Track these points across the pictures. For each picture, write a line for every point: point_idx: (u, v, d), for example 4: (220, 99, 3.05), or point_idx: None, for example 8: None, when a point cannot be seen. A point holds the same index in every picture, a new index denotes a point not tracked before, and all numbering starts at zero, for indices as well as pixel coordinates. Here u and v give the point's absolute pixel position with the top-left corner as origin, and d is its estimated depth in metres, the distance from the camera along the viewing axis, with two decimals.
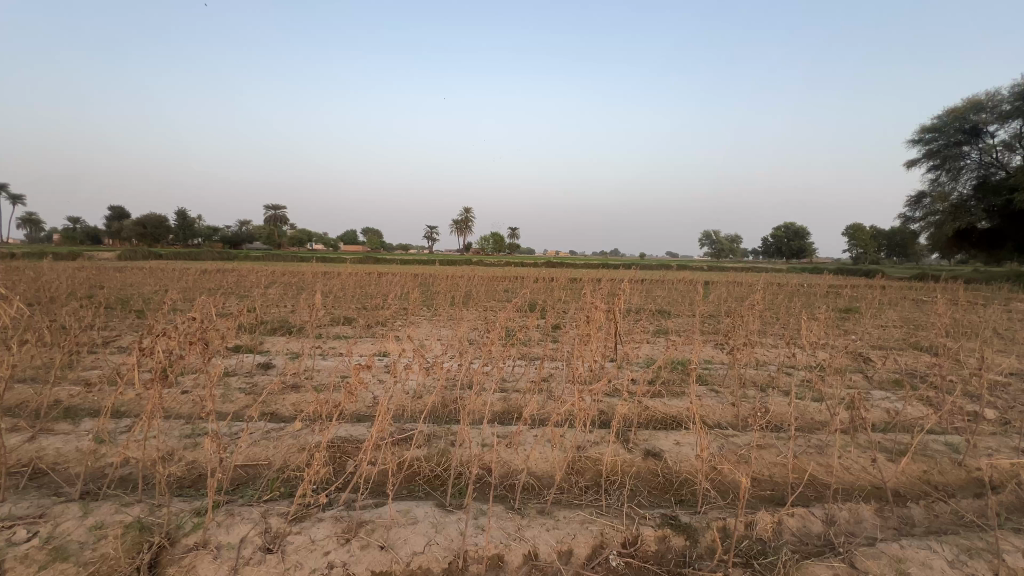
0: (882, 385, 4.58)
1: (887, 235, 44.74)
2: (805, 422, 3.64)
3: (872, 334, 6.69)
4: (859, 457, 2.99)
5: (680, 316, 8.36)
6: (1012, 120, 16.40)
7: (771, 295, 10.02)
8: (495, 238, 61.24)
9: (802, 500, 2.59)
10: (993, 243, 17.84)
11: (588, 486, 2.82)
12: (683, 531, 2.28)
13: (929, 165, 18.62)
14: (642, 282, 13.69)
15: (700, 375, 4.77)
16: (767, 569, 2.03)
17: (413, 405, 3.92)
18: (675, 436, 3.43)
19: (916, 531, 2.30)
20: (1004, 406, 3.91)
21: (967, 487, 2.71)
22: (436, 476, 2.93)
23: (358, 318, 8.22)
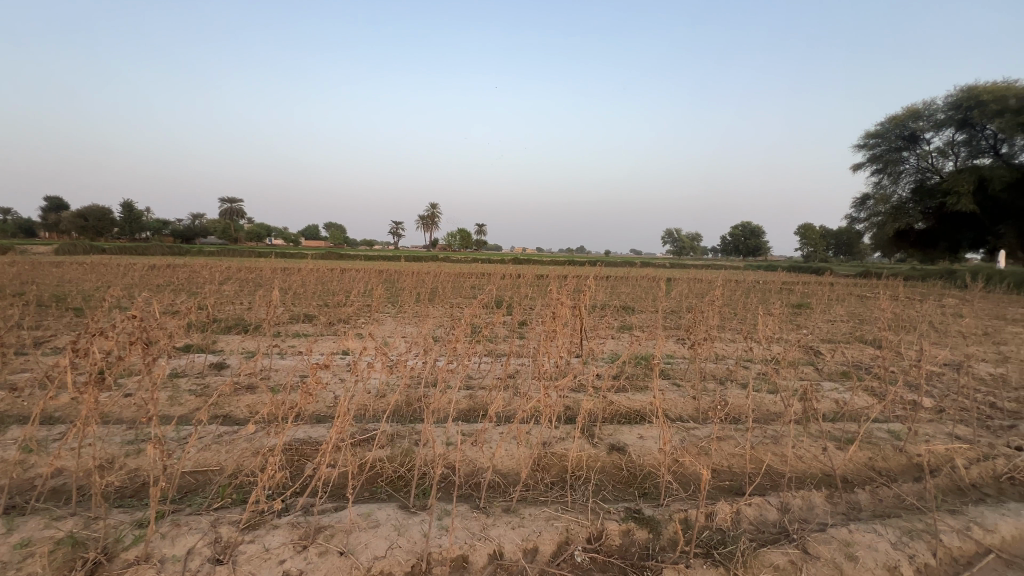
0: (831, 376, 4.82)
1: (835, 235, 47.15)
2: (761, 414, 3.78)
3: (822, 328, 7.04)
4: (810, 446, 3.12)
5: (643, 312, 8.51)
6: (946, 128, 17.57)
7: (729, 293, 10.36)
8: (461, 235, 60.46)
9: (758, 490, 2.67)
10: (929, 242, 19.08)
11: (553, 482, 2.81)
12: (646, 524, 2.30)
13: (873, 169, 19.74)
14: (607, 277, 13.89)
15: (663, 369, 4.87)
16: (726, 559, 2.07)
17: (375, 405, 3.82)
18: (639, 430, 3.49)
19: (862, 515, 2.41)
20: (940, 394, 4.18)
21: (907, 472, 2.88)
22: (399, 477, 2.86)
23: (319, 316, 7.96)
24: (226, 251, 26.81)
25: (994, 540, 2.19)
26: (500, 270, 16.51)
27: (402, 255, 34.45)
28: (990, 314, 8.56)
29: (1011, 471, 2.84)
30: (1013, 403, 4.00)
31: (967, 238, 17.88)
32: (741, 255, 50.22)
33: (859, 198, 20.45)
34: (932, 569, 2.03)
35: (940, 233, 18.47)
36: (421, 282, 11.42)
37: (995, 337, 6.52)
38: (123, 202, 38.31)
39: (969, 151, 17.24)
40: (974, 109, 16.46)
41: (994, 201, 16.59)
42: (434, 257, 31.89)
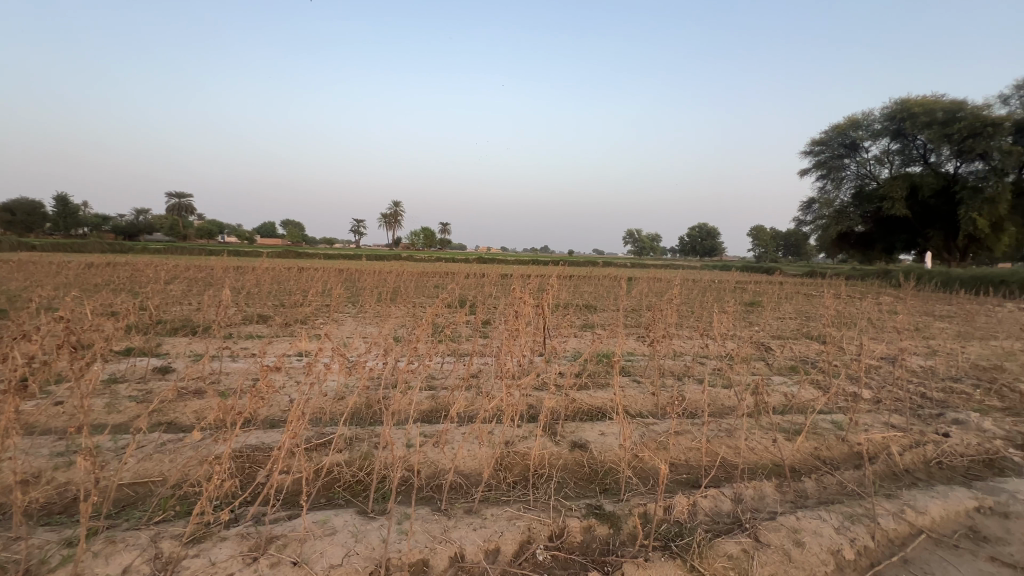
0: (780, 371, 5.05)
1: (785, 236, 49.64)
2: (716, 408, 3.92)
3: (772, 325, 7.38)
4: (762, 438, 3.25)
5: (605, 310, 8.67)
6: (882, 137, 18.83)
7: (687, 292, 10.71)
8: (425, 234, 59.72)
9: (713, 482, 2.76)
10: (868, 244, 20.38)
11: (516, 481, 2.81)
12: (607, 520, 2.33)
13: (818, 174, 20.93)
14: (570, 277, 14.06)
15: (624, 366, 4.97)
16: (684, 549, 2.12)
17: (333, 408, 3.70)
18: (600, 427, 3.53)
19: (809, 503, 2.53)
20: (877, 385, 4.46)
21: (849, 460, 3.05)
22: (357, 481, 2.77)
23: (274, 317, 7.65)
24: (175, 249, 25.45)
25: (925, 521, 2.35)
26: (464, 270, 16.43)
27: (364, 254, 33.76)
28: (920, 310, 9.25)
29: (939, 456, 3.06)
30: (941, 393, 4.32)
31: (901, 241, 19.22)
32: (698, 255, 52.08)
33: (805, 202, 21.63)
34: (871, 551, 2.15)
35: (877, 235, 19.79)
36: (382, 281, 11.18)
37: (925, 332, 7.04)
38: (57, 196, 35.62)
39: (902, 159, 18.54)
40: (906, 120, 17.71)
41: (923, 206, 17.94)
42: (398, 256, 31.40)
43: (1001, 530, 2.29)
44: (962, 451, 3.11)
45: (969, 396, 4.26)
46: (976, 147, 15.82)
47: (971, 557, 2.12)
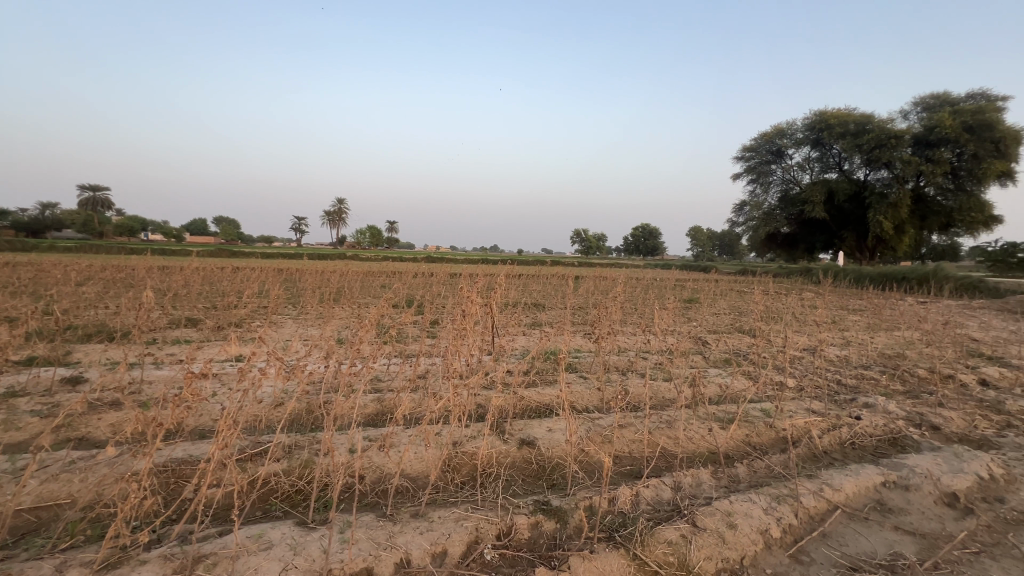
0: (716, 363, 5.35)
1: (720, 237, 52.69)
2: (658, 400, 4.08)
3: (709, 321, 7.81)
4: (699, 427, 3.42)
5: (553, 308, 8.82)
6: (804, 145, 20.41)
7: (630, 290, 11.10)
8: (371, 233, 58.13)
9: (654, 471, 2.88)
10: (792, 244, 22.04)
11: (464, 482, 2.79)
12: (554, 515, 2.36)
13: (748, 179, 22.38)
14: (519, 276, 14.15)
15: (571, 363, 5.07)
16: (627, 539, 2.18)
17: (270, 415, 3.50)
18: (548, 423, 3.58)
19: (741, 486, 2.69)
20: (800, 374, 4.84)
21: (776, 445, 3.27)
22: (297, 491, 2.64)
23: (205, 320, 7.16)
24: (89, 247, 23.24)
25: (841, 497, 2.56)
26: (411, 269, 16.14)
27: (306, 255, 32.35)
28: (836, 305, 10.12)
29: (852, 437, 3.36)
30: (853, 379, 4.75)
31: (820, 241, 20.91)
32: (641, 254, 54.20)
33: (738, 204, 23.07)
34: (795, 528, 2.32)
35: (800, 236, 21.43)
36: (325, 281, 10.75)
37: (840, 325, 7.71)
38: None
39: (821, 166, 20.18)
40: (824, 131, 19.31)
41: (839, 210, 19.62)
42: (342, 254, 30.15)
43: (903, 502, 2.55)
44: (871, 432, 3.43)
45: (877, 381, 4.70)
46: (882, 156, 17.49)
47: (879, 528, 2.34)
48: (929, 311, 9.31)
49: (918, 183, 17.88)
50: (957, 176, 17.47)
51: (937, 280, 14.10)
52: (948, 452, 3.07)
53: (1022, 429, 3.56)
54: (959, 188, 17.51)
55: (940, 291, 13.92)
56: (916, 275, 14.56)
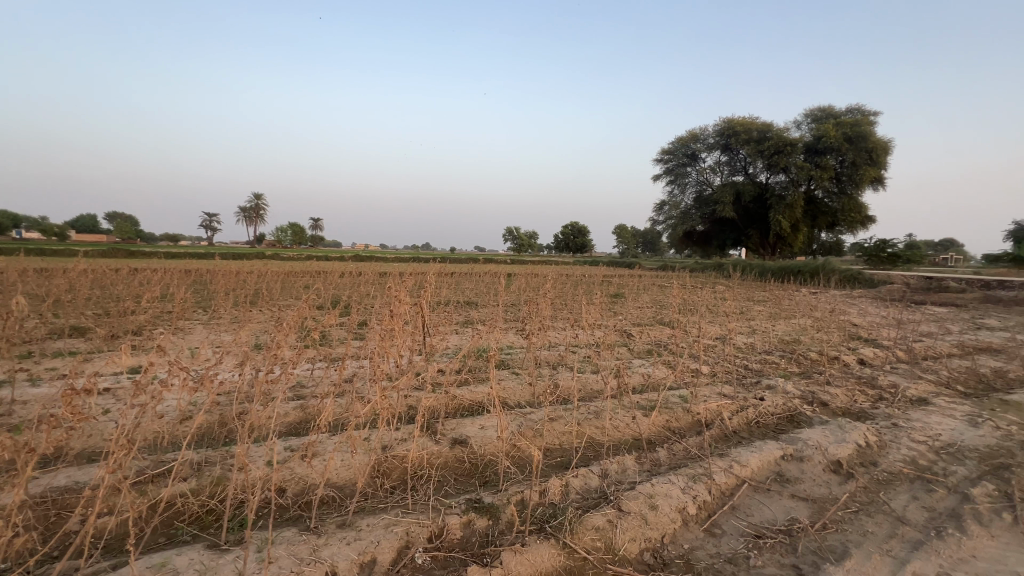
0: (640, 354, 5.65)
1: (643, 236, 55.73)
2: (586, 393, 4.23)
3: (633, 314, 8.23)
4: (624, 416, 3.59)
5: (485, 306, 8.85)
6: (715, 150, 22.12)
7: (560, 286, 11.39)
8: (293, 230, 54.81)
9: (582, 461, 2.98)
10: (706, 241, 23.75)
11: (394, 486, 2.72)
12: (486, 512, 2.37)
13: (667, 180, 23.91)
14: (452, 274, 14.05)
15: (503, 360, 5.11)
16: (557, 529, 2.24)
17: (175, 431, 3.18)
18: (480, 421, 3.59)
19: (661, 469, 2.86)
20: (714, 361, 5.24)
21: (693, 428, 3.51)
22: (208, 511, 2.43)
23: (96, 327, 6.37)
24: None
25: (747, 472, 2.81)
26: (337, 268, 15.42)
27: (218, 254, 29.76)
28: (743, 297, 11.08)
29: (757, 417, 3.69)
30: (757, 364, 5.22)
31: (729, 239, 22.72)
32: (571, 253, 55.89)
33: (658, 204, 24.49)
34: (709, 504, 2.51)
35: (712, 234, 23.18)
36: (239, 283, 9.97)
37: (747, 315, 8.45)
38: None
39: (729, 170, 21.95)
40: (731, 137, 21.05)
41: (745, 211, 21.51)
42: (259, 253, 27.89)
43: (798, 472, 2.85)
44: (772, 411, 3.80)
45: (777, 365, 5.22)
46: (779, 162, 19.43)
47: (778, 497, 2.60)
48: (819, 300, 10.48)
49: (809, 187, 20.08)
50: (840, 180, 19.74)
51: (825, 272, 15.85)
52: (834, 424, 3.47)
53: (891, 400, 4.13)
54: (841, 192, 19.86)
55: (828, 282, 15.67)
56: (809, 268, 16.27)
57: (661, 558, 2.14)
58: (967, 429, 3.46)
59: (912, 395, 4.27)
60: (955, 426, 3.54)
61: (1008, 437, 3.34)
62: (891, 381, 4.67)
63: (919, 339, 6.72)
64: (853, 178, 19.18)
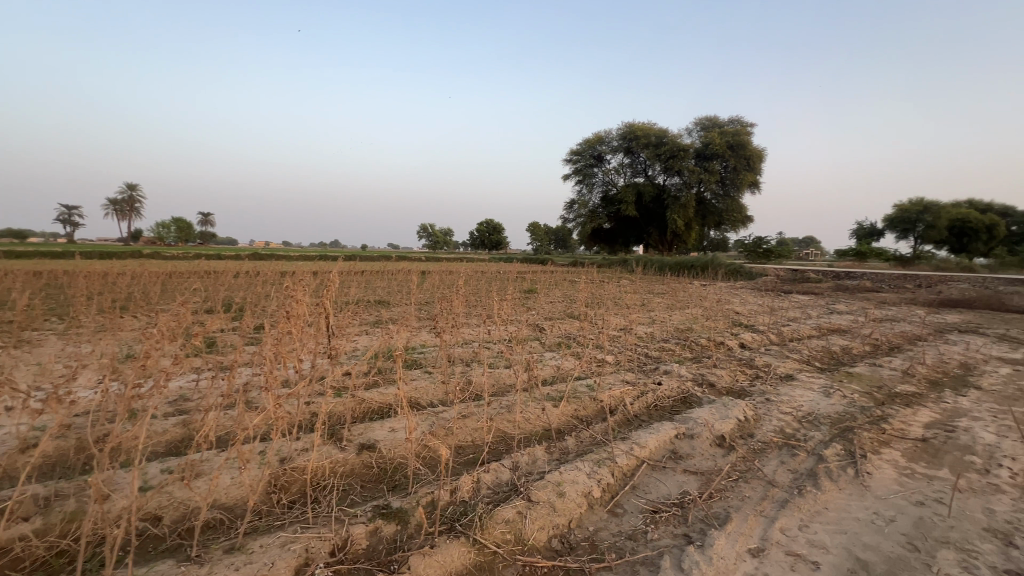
0: (551, 347, 5.83)
1: (555, 233, 57.76)
2: (499, 387, 4.27)
3: (546, 309, 8.48)
4: (534, 408, 3.68)
5: (397, 305, 8.58)
6: (618, 152, 23.54)
7: (474, 283, 11.39)
8: (178, 226, 48.99)
9: (494, 456, 2.99)
10: (612, 238, 25.20)
11: (294, 501, 2.52)
12: (394, 517, 2.28)
13: (576, 180, 25.00)
14: (363, 273, 13.46)
15: (415, 360, 4.98)
16: (467, 526, 2.22)
17: (12, 464, 2.66)
18: (389, 423, 3.46)
19: (569, 457, 2.97)
20: (618, 351, 5.56)
21: (599, 415, 3.69)
22: (58, 554, 2.07)
23: None
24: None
25: (646, 452, 3.01)
26: (231, 268, 14.04)
27: (80, 251, 25.59)
28: (644, 290, 11.91)
29: (655, 401, 3.98)
30: (656, 352, 5.63)
31: (633, 236, 24.33)
32: (486, 250, 56.31)
33: (568, 203, 25.51)
34: (612, 485, 2.66)
35: (617, 232, 24.66)
36: (106, 285, 8.67)
37: (648, 306, 9.11)
38: None
39: (631, 171, 23.49)
40: (633, 141, 22.56)
41: (646, 210, 23.12)
42: (133, 250, 24.42)
43: (689, 448, 3.12)
44: (668, 394, 4.12)
45: (673, 352, 5.67)
46: (674, 165, 21.20)
47: (672, 473, 2.82)
48: (708, 291, 11.59)
49: (699, 189, 22.07)
50: (725, 184, 22.01)
51: (713, 266, 17.58)
52: (719, 403, 3.85)
53: (764, 378, 4.68)
54: (726, 194, 22.15)
55: (716, 275, 17.38)
56: (700, 263, 17.96)
57: (568, 542, 2.21)
58: (822, 399, 4.04)
59: (781, 373, 4.87)
60: (813, 397, 4.10)
61: (852, 403, 3.95)
62: (765, 361, 5.30)
63: (787, 324, 7.72)
64: (735, 182, 21.43)
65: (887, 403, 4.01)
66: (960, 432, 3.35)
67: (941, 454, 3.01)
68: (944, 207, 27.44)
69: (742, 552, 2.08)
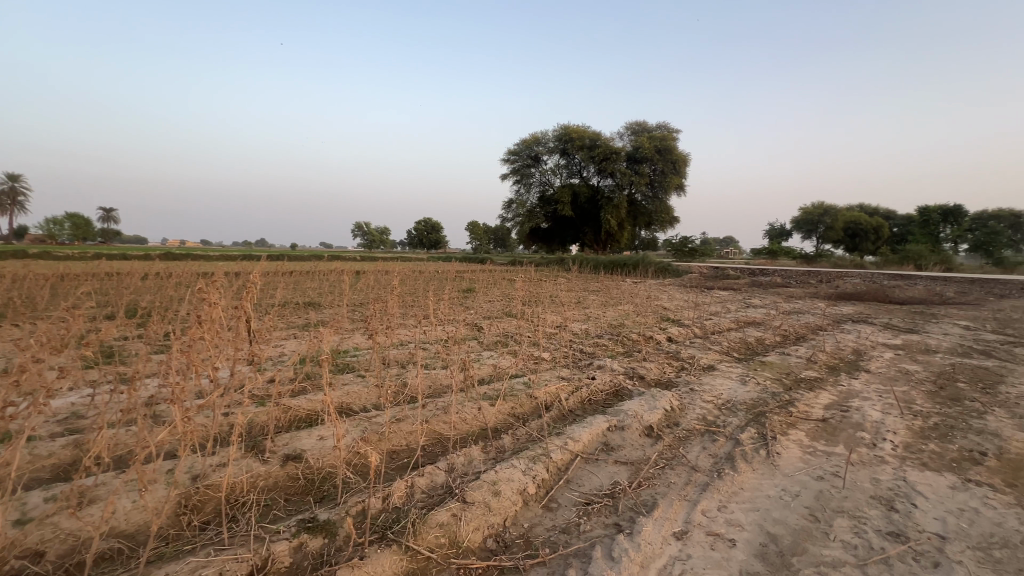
0: (489, 346, 5.82)
1: (494, 232, 57.91)
2: (436, 389, 4.20)
3: (484, 308, 8.48)
4: (471, 408, 3.65)
5: (328, 306, 8.18)
6: (554, 153, 24.04)
7: (410, 283, 11.11)
8: (72, 222, 43.67)
9: (429, 458, 2.94)
10: (549, 238, 25.69)
11: (207, 522, 2.32)
12: (321, 530, 2.16)
13: (514, 180, 25.24)
14: (291, 274, 12.72)
15: (347, 364, 4.78)
16: (399, 534, 2.15)
17: None
18: (318, 431, 3.29)
19: (505, 455, 2.97)
20: (554, 347, 5.66)
21: (536, 411, 3.73)
22: None
23: None
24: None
25: (580, 446, 3.09)
26: (137, 270, 12.72)
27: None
28: (580, 288, 12.22)
29: (589, 395, 4.10)
30: (591, 348, 5.80)
31: (569, 236, 24.95)
32: (425, 249, 55.33)
33: (507, 202, 25.71)
34: (547, 481, 2.69)
35: (555, 231, 25.18)
36: None
37: (583, 304, 9.36)
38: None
39: (567, 172, 24.05)
40: (568, 142, 23.13)
41: (581, 210, 23.79)
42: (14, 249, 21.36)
43: (620, 440, 3.23)
44: (601, 388, 4.26)
45: (606, 347, 5.87)
46: (607, 167, 21.97)
47: (605, 465, 2.91)
48: (640, 287, 12.13)
49: (631, 190, 23.05)
50: (654, 187, 23.13)
51: (644, 265, 18.43)
52: (648, 394, 4.03)
53: (689, 369, 4.97)
54: (654, 196, 23.29)
55: (647, 273, 18.25)
56: (632, 261, 18.77)
57: (503, 541, 2.21)
58: (739, 387, 4.36)
59: (704, 364, 5.19)
60: (731, 385, 4.41)
61: (764, 389, 4.29)
62: (690, 353, 5.63)
63: (710, 318, 8.25)
64: (663, 184, 22.58)
65: (794, 387, 4.40)
66: (853, 411, 3.75)
67: (838, 432, 3.35)
68: (840, 211, 30.60)
69: (667, 536, 2.18)
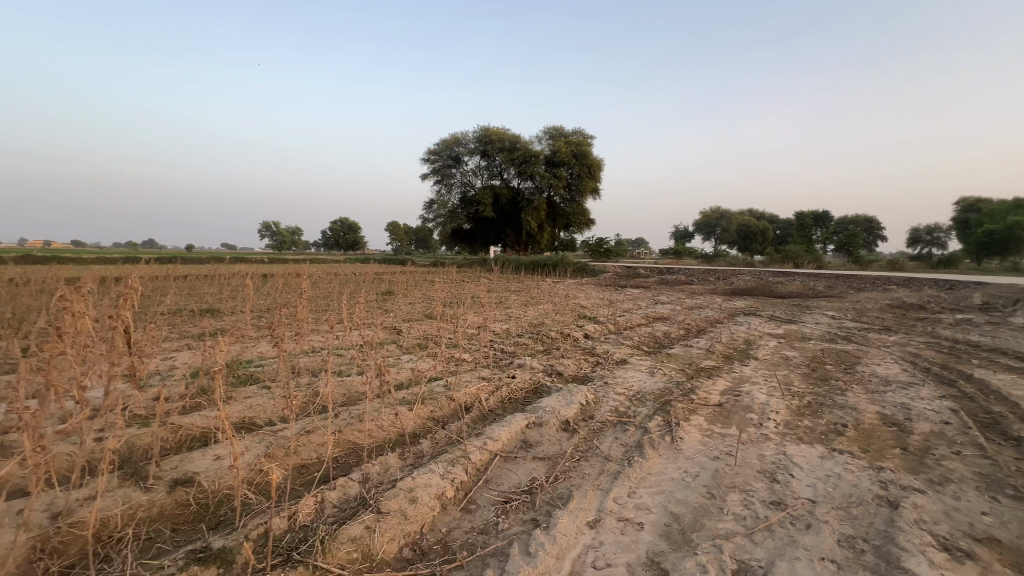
0: (408, 349, 5.67)
1: (415, 232, 56.66)
2: (350, 396, 4.01)
3: (403, 310, 8.25)
4: (387, 414, 3.53)
5: (230, 313, 7.49)
6: (475, 154, 24.07)
7: (324, 287, 10.52)
8: None
9: (343, 470, 2.79)
10: (471, 239, 25.65)
11: (70, 566, 2.00)
12: (215, 559, 1.96)
13: (434, 180, 24.87)
14: (186, 279, 11.50)
15: (251, 375, 4.39)
16: (307, 554, 2.01)
17: None
18: (214, 450, 2.99)
19: (423, 460, 2.90)
20: (475, 348, 5.65)
21: (455, 414, 3.70)
22: None
23: None
24: None
25: (498, 445, 3.10)
26: None
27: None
28: (502, 288, 12.36)
29: (509, 394, 4.13)
30: (511, 347, 5.87)
31: (491, 236, 25.10)
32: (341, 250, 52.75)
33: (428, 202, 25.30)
34: (465, 482, 2.67)
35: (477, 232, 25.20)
36: None
37: (504, 304, 9.46)
38: None
39: (488, 173, 24.16)
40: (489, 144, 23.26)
41: (502, 211, 24.04)
42: None
43: (538, 436, 3.30)
44: (521, 386, 4.32)
45: (526, 345, 5.98)
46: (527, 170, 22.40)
47: (522, 462, 2.95)
48: (559, 286, 12.53)
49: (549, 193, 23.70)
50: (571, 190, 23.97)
51: (563, 265, 19.05)
52: (565, 390, 4.16)
53: (603, 364, 5.21)
54: (572, 199, 24.14)
55: (566, 273, 18.88)
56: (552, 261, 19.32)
57: (420, 549, 2.15)
58: (648, 378, 4.64)
59: (616, 358, 5.48)
60: (641, 377, 4.69)
61: (670, 379, 4.62)
62: (604, 348, 5.90)
63: (622, 314, 8.74)
64: (580, 188, 23.48)
65: (695, 376, 4.79)
66: (744, 395, 4.16)
67: (731, 415, 3.69)
68: (733, 215, 33.96)
69: (581, 526, 2.26)
